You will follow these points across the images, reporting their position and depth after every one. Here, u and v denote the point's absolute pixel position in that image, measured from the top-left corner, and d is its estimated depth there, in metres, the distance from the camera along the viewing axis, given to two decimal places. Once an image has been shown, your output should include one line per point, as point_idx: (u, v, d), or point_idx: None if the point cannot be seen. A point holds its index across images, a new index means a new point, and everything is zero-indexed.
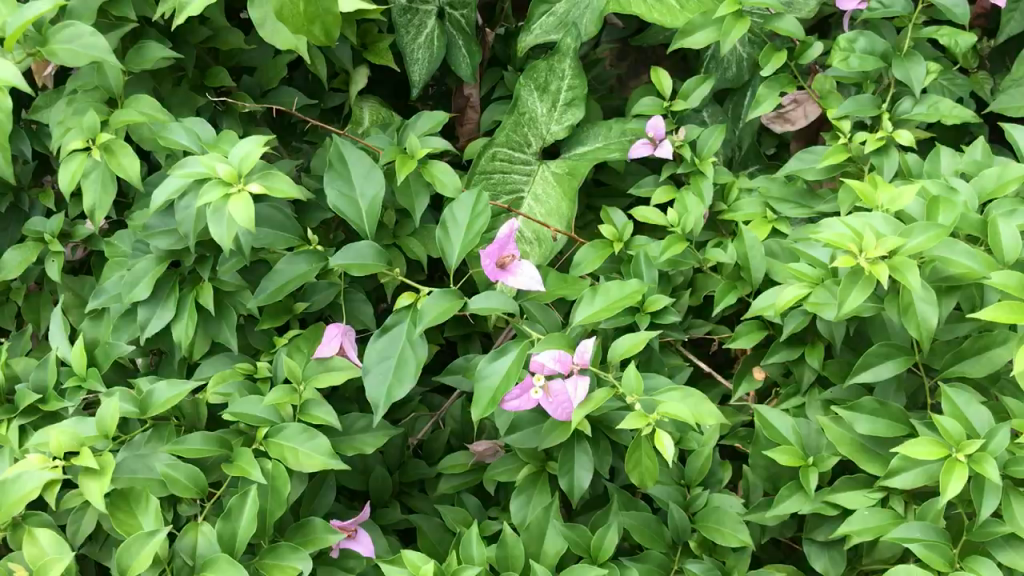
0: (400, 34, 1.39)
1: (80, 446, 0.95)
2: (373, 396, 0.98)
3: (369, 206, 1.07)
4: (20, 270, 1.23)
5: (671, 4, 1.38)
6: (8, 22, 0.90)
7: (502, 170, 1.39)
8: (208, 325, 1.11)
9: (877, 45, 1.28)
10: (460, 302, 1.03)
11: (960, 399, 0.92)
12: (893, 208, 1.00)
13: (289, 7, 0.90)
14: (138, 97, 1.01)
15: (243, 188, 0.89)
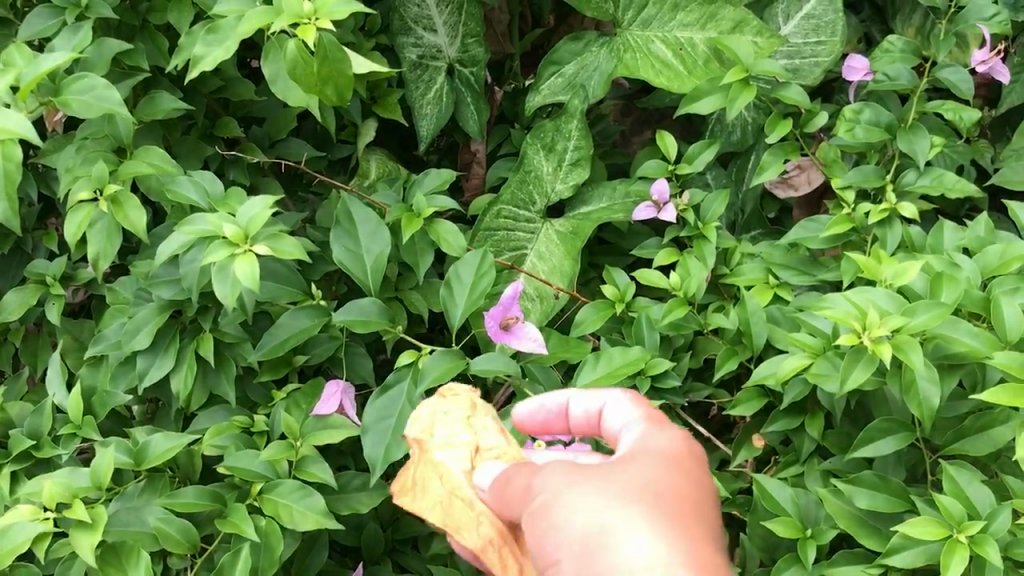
0: (409, 89, 1.42)
1: (73, 499, 0.93)
2: (370, 456, 0.97)
3: (374, 263, 1.07)
4: (20, 312, 1.23)
5: (679, 69, 1.40)
6: (23, 73, 0.91)
7: (506, 227, 1.40)
8: (208, 377, 1.11)
9: (882, 117, 1.29)
10: (463, 362, 1.02)
11: (962, 477, 0.91)
12: (897, 283, 1.01)
13: (302, 67, 0.92)
14: (148, 148, 1.00)
15: (249, 248, 0.89)
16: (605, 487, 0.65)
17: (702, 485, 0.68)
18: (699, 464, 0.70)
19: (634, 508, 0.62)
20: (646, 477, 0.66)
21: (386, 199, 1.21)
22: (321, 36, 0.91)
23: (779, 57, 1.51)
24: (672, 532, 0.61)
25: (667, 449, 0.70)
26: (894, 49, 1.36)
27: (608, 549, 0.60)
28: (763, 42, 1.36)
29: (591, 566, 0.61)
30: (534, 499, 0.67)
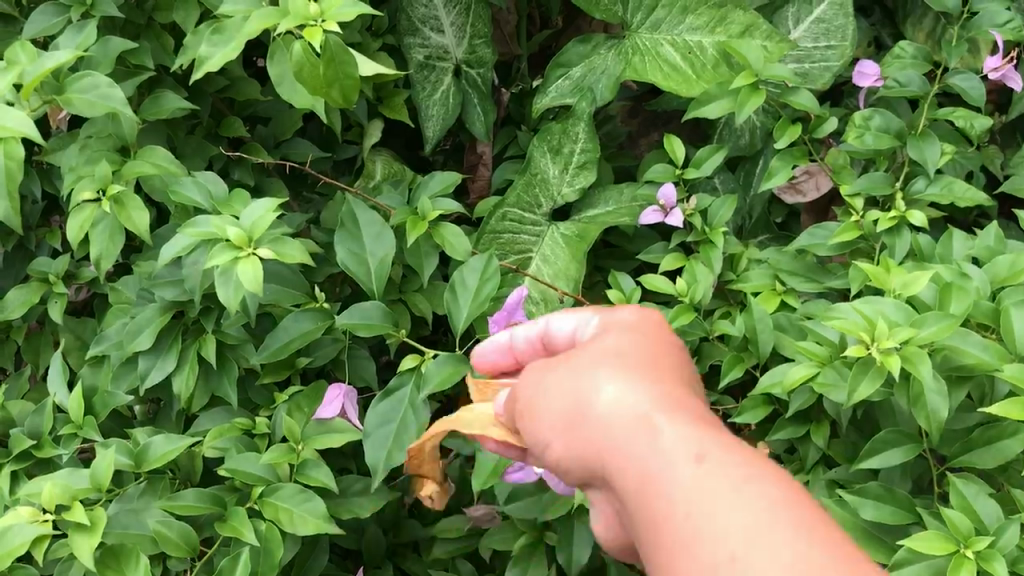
0: (416, 90, 1.41)
1: (72, 501, 0.93)
2: (372, 462, 0.97)
3: (378, 266, 1.06)
4: (23, 310, 1.23)
5: (687, 72, 1.39)
6: (27, 71, 0.90)
7: (512, 230, 1.40)
8: (210, 378, 1.10)
9: (892, 123, 1.28)
10: (466, 367, 1.01)
11: (969, 490, 0.90)
12: (905, 293, 1.00)
13: (308, 68, 0.91)
14: (153, 148, 1.00)
15: (253, 252, 0.88)
16: (577, 359, 0.66)
17: (669, 348, 0.69)
18: (665, 335, 0.71)
19: (601, 368, 0.63)
20: (612, 346, 0.67)
21: (391, 201, 1.20)
22: (328, 38, 0.91)
23: (789, 61, 1.50)
24: (641, 378, 0.62)
25: (628, 325, 0.71)
26: (905, 55, 1.35)
27: (588, 408, 0.61)
28: (773, 46, 1.35)
29: (577, 428, 0.62)
30: (524, 396, 0.69)
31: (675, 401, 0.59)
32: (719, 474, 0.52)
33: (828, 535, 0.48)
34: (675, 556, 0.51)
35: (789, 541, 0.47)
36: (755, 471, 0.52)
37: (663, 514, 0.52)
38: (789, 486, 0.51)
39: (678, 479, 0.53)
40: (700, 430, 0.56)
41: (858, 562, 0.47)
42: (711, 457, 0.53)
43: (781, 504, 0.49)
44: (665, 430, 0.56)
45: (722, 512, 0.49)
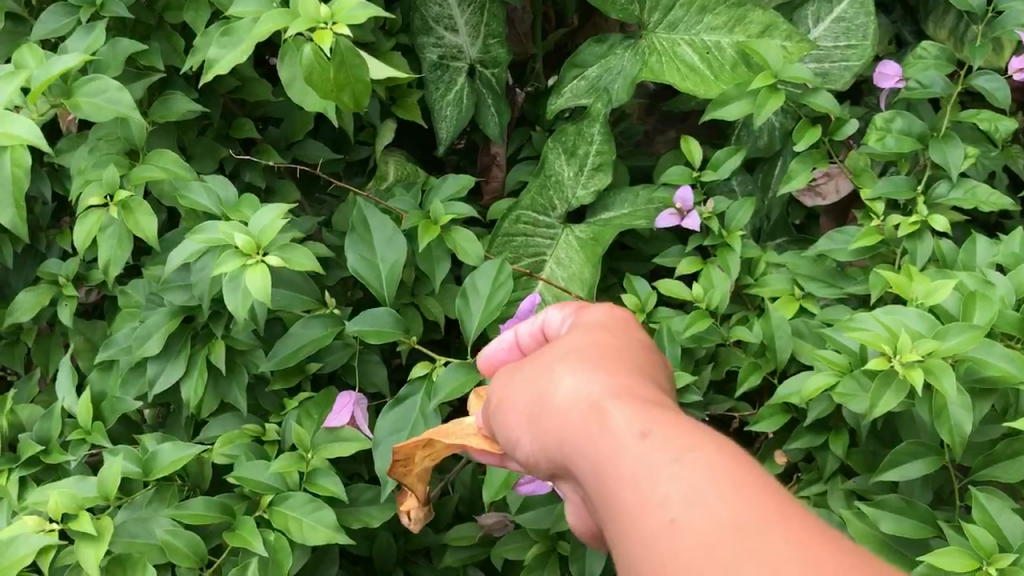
0: (429, 90, 1.40)
1: (78, 511, 0.92)
2: (382, 471, 0.95)
3: (389, 272, 1.05)
4: (33, 313, 1.22)
5: (705, 73, 1.36)
6: (34, 75, 0.89)
7: (525, 233, 1.38)
8: (219, 384, 1.09)
9: (914, 126, 1.25)
10: (478, 376, 0.99)
11: (992, 505, 0.88)
12: (928, 302, 0.97)
13: (318, 72, 0.89)
14: (161, 151, 0.98)
15: (261, 260, 0.86)
16: (542, 359, 0.66)
17: (634, 342, 0.69)
18: (632, 330, 0.71)
19: (562, 363, 0.63)
20: (575, 340, 0.67)
21: (401, 204, 1.17)
22: (338, 41, 0.89)
23: (809, 61, 1.48)
24: (599, 368, 0.62)
25: (598, 322, 0.70)
26: (929, 55, 1.32)
27: (551, 401, 0.61)
28: (792, 46, 1.33)
29: (539, 419, 0.63)
30: (497, 393, 0.70)
31: (628, 385, 0.59)
32: (663, 448, 0.51)
33: (773, 498, 0.47)
34: (623, 530, 0.50)
35: (730, 509, 0.46)
36: (700, 443, 0.51)
37: (612, 489, 0.52)
38: (735, 456, 0.50)
39: (626, 453, 0.53)
40: (649, 408, 0.56)
41: (801, 522, 0.45)
42: (655, 432, 0.53)
43: (723, 471, 0.48)
44: (614, 410, 0.56)
45: (666, 485, 0.49)
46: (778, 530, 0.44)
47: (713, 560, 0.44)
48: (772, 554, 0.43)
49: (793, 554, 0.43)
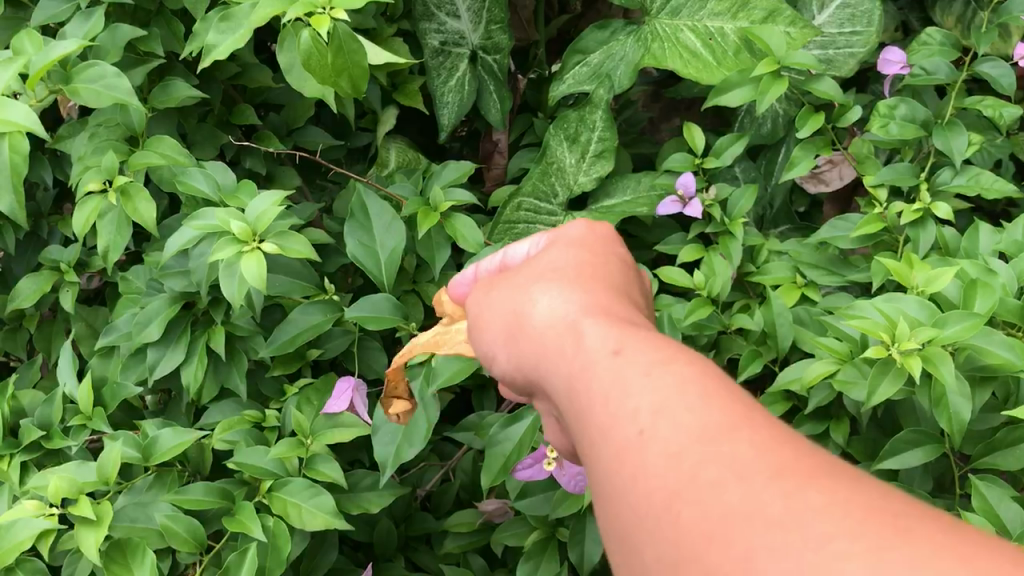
0: (431, 76, 1.39)
1: (78, 495, 0.92)
2: (380, 460, 0.97)
3: (388, 258, 1.05)
4: (35, 299, 1.22)
5: (708, 60, 1.36)
6: (32, 60, 0.89)
7: (527, 220, 1.38)
8: (219, 370, 1.09)
9: (918, 112, 1.24)
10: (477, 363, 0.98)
11: (992, 494, 0.87)
12: (928, 289, 0.97)
13: (316, 57, 0.88)
14: (159, 137, 0.98)
15: (258, 246, 0.86)
16: (523, 280, 0.66)
17: (614, 260, 0.69)
18: (611, 247, 0.71)
19: (542, 284, 0.64)
20: (554, 263, 0.67)
21: (402, 190, 1.17)
22: (336, 26, 0.88)
23: (813, 47, 1.47)
24: (575, 289, 0.62)
25: (576, 238, 0.71)
26: (933, 41, 1.31)
27: (530, 321, 0.62)
28: (796, 32, 1.32)
29: (520, 341, 0.63)
30: (479, 316, 0.70)
31: (604, 303, 0.60)
32: (634, 363, 0.51)
33: (738, 406, 0.47)
34: (595, 444, 0.50)
35: (694, 416, 0.46)
36: (670, 358, 0.51)
37: (585, 405, 0.53)
38: (703, 367, 0.50)
39: (599, 367, 0.53)
40: (623, 326, 0.56)
41: (767, 427, 0.45)
42: (628, 347, 0.53)
43: (691, 382, 0.48)
44: (589, 328, 0.56)
45: (634, 396, 0.49)
46: (743, 434, 0.44)
47: (676, 469, 0.44)
48: (733, 457, 0.43)
49: (755, 459, 0.43)
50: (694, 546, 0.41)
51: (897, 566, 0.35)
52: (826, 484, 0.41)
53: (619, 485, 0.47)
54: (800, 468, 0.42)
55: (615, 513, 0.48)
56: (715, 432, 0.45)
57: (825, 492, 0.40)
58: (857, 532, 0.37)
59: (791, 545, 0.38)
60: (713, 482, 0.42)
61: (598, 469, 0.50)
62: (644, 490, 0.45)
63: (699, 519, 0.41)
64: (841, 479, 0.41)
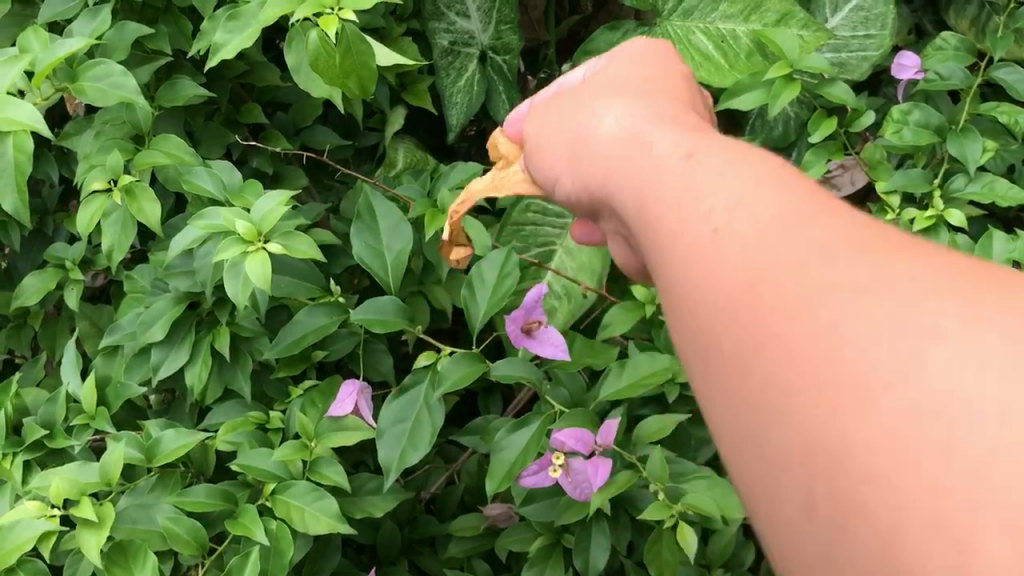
0: (440, 76, 1.38)
1: (80, 496, 0.91)
2: (385, 460, 0.93)
3: (394, 260, 1.04)
4: (40, 297, 1.22)
5: (720, 63, 1.34)
6: (39, 58, 0.88)
7: (534, 223, 1.36)
8: (223, 371, 1.08)
9: (932, 118, 1.23)
10: (483, 366, 0.99)
11: None
12: None
13: (324, 58, 0.87)
14: (166, 136, 0.97)
15: (262, 247, 0.85)
16: (592, 107, 0.70)
17: (674, 84, 0.73)
18: (670, 64, 0.77)
19: (612, 109, 0.68)
20: (619, 77, 0.74)
21: (410, 193, 1.17)
22: (344, 27, 0.88)
23: (826, 50, 1.46)
24: (639, 116, 0.65)
25: (633, 71, 0.75)
26: (948, 46, 1.29)
27: (598, 145, 0.66)
28: (809, 35, 1.30)
29: (585, 165, 0.67)
30: (544, 145, 0.75)
31: (672, 120, 0.64)
32: (711, 166, 0.54)
33: (816, 198, 0.50)
34: (664, 243, 0.53)
35: (775, 210, 0.48)
36: (742, 159, 0.54)
37: (654, 214, 0.55)
38: (775, 168, 0.53)
39: (674, 173, 0.56)
40: (692, 134, 0.60)
41: (843, 213, 0.48)
42: (702, 154, 0.56)
43: (767, 179, 0.51)
44: (658, 142, 0.60)
45: (710, 194, 0.52)
46: (824, 221, 0.47)
47: (755, 253, 0.46)
48: (817, 240, 0.45)
49: (838, 239, 0.45)
50: (774, 320, 0.43)
51: (989, 317, 0.38)
52: (908, 255, 0.43)
53: (692, 271, 0.49)
54: (882, 246, 0.44)
55: (681, 311, 0.50)
56: (795, 220, 0.47)
57: (912, 261, 0.43)
58: (952, 291, 0.40)
59: (880, 306, 0.40)
60: (798, 262, 0.44)
61: (670, 261, 0.52)
62: (717, 276, 0.47)
63: (782, 293, 0.44)
64: (920, 251, 0.44)
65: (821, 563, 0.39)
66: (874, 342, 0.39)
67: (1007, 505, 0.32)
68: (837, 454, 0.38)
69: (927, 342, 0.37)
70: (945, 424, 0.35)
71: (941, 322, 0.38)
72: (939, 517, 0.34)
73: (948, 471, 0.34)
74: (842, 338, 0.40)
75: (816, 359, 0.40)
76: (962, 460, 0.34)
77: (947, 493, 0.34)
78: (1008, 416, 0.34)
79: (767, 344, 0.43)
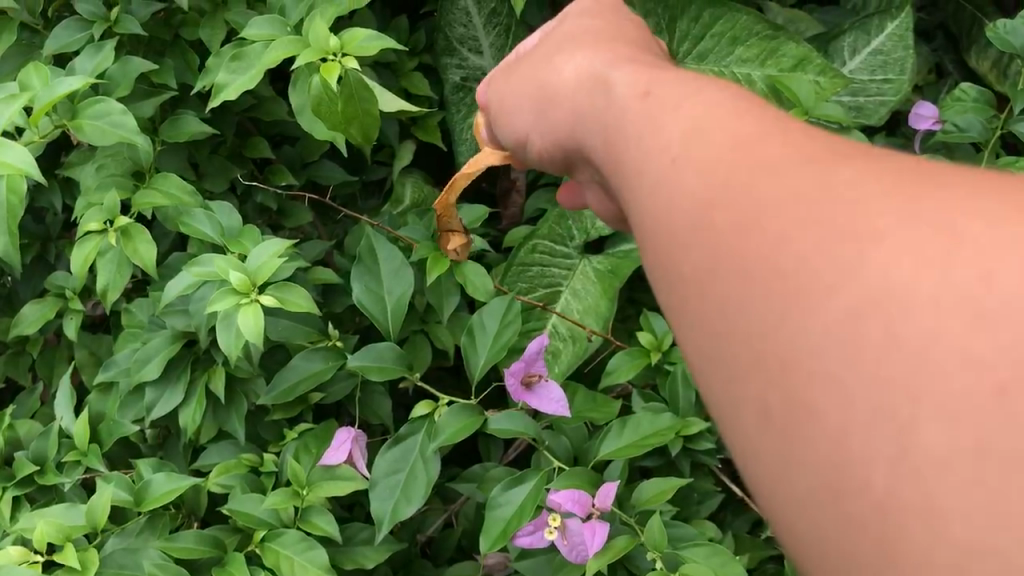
0: (452, 112, 1.37)
1: (65, 542, 0.92)
2: (377, 512, 0.91)
3: (395, 305, 1.02)
4: (38, 326, 1.20)
5: None
6: (38, 96, 0.87)
7: (542, 263, 1.34)
8: (218, 412, 1.06)
9: None
10: (480, 419, 0.97)
11: None
12: None
13: (326, 104, 0.86)
14: (165, 175, 0.96)
15: (256, 299, 0.85)
16: (557, 57, 0.72)
17: (631, 32, 0.75)
18: (621, 14, 0.80)
19: (577, 57, 0.69)
20: (579, 33, 0.75)
21: (413, 233, 1.14)
22: (347, 73, 0.87)
23: (843, 94, 1.44)
24: (599, 59, 0.67)
25: (591, 22, 0.77)
26: (967, 97, 1.27)
27: (568, 93, 0.68)
28: (826, 81, 1.29)
29: (558, 113, 0.69)
30: (510, 101, 0.78)
31: (631, 58, 0.65)
32: (662, 100, 0.55)
33: (763, 115, 0.51)
34: (629, 174, 0.54)
35: (726, 133, 0.49)
36: (694, 86, 0.55)
37: (620, 146, 0.56)
38: (727, 91, 0.54)
39: (631, 110, 0.57)
40: (648, 72, 0.61)
41: (786, 128, 0.49)
42: (655, 90, 0.57)
43: (716, 102, 0.52)
44: (619, 82, 0.61)
45: (668, 126, 0.52)
46: (771, 135, 0.48)
47: (710, 177, 0.47)
48: (765, 157, 0.46)
49: (786, 154, 0.46)
50: (728, 235, 0.44)
51: (928, 212, 0.39)
52: (850, 162, 0.44)
53: (653, 199, 0.50)
54: (822, 153, 0.46)
55: (646, 238, 0.51)
56: (745, 139, 0.48)
57: (855, 168, 0.43)
58: (891, 193, 0.41)
59: (824, 214, 0.41)
60: (749, 181, 0.45)
61: (635, 189, 0.53)
62: (677, 202, 0.48)
63: (736, 210, 0.44)
64: (861, 156, 0.45)
65: (773, 461, 0.41)
66: (820, 253, 0.40)
67: (945, 398, 0.34)
68: (791, 364, 0.39)
69: (865, 246, 0.39)
70: (885, 329, 0.36)
71: (880, 224, 0.39)
72: (886, 405, 0.36)
73: (889, 372, 0.36)
74: (791, 252, 0.41)
75: (767, 273, 0.41)
76: (901, 357, 0.36)
77: (889, 389, 0.36)
78: (942, 313, 0.35)
79: (721, 259, 0.44)
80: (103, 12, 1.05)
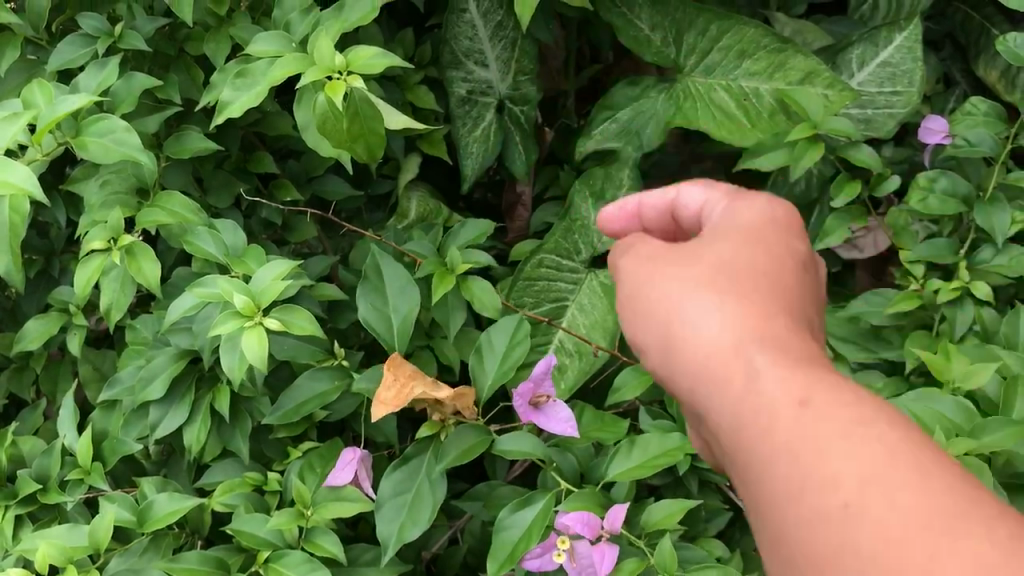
0: (457, 125, 1.36)
1: (67, 563, 0.91)
2: (382, 536, 0.90)
3: (401, 324, 1.01)
4: (40, 341, 1.19)
5: (743, 122, 1.32)
6: (40, 114, 0.87)
7: (547, 277, 1.33)
8: (222, 431, 1.05)
9: (959, 186, 1.18)
10: (488, 440, 0.96)
11: None
12: (968, 385, 0.96)
13: (331, 121, 0.85)
14: (170, 193, 0.95)
15: (261, 320, 0.84)
16: (686, 274, 0.67)
17: (787, 258, 0.69)
18: (788, 238, 0.72)
19: (705, 293, 0.64)
20: (721, 251, 0.69)
21: (421, 249, 1.14)
22: (352, 91, 0.86)
23: (851, 108, 1.43)
24: (738, 313, 0.62)
25: (750, 228, 0.71)
26: (978, 111, 1.26)
27: (685, 339, 0.64)
28: (834, 95, 1.27)
29: (674, 355, 0.65)
30: (632, 297, 0.72)
31: (764, 325, 0.61)
32: (814, 423, 0.53)
33: (914, 453, 0.50)
34: (754, 475, 0.56)
35: (858, 473, 0.50)
36: (864, 417, 0.53)
37: (747, 436, 0.57)
38: (903, 436, 0.52)
39: (780, 419, 0.55)
40: (793, 369, 0.57)
41: (938, 476, 0.49)
42: (814, 402, 0.54)
43: (890, 448, 0.51)
44: (764, 369, 0.58)
45: (821, 460, 0.51)
46: (901, 473, 0.49)
47: (833, 498, 0.50)
48: (874, 511, 0.48)
49: (909, 501, 0.47)
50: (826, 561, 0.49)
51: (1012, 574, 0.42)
52: (967, 520, 0.46)
53: (776, 505, 0.54)
54: (954, 510, 0.47)
55: (766, 517, 0.55)
56: (875, 475, 0.49)
57: (970, 533, 0.45)
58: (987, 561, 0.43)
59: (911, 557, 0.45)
60: (866, 516, 0.48)
61: (762, 480, 0.55)
62: (799, 531, 0.51)
63: (844, 550, 0.48)
64: (981, 510, 0.47)
65: None
66: None
67: None
68: None
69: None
70: None
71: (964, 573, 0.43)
72: None
73: None
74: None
75: None
76: None
77: None
78: None
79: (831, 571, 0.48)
80: (107, 28, 1.05)
